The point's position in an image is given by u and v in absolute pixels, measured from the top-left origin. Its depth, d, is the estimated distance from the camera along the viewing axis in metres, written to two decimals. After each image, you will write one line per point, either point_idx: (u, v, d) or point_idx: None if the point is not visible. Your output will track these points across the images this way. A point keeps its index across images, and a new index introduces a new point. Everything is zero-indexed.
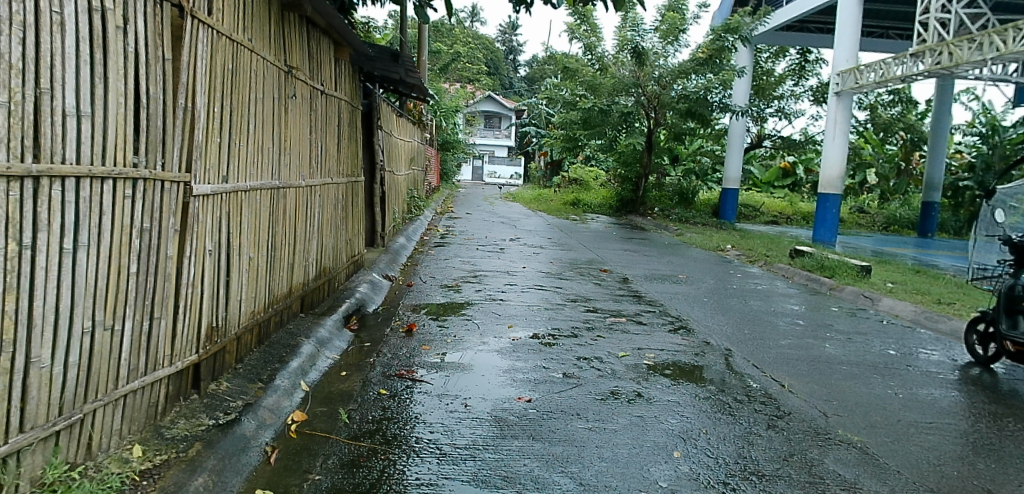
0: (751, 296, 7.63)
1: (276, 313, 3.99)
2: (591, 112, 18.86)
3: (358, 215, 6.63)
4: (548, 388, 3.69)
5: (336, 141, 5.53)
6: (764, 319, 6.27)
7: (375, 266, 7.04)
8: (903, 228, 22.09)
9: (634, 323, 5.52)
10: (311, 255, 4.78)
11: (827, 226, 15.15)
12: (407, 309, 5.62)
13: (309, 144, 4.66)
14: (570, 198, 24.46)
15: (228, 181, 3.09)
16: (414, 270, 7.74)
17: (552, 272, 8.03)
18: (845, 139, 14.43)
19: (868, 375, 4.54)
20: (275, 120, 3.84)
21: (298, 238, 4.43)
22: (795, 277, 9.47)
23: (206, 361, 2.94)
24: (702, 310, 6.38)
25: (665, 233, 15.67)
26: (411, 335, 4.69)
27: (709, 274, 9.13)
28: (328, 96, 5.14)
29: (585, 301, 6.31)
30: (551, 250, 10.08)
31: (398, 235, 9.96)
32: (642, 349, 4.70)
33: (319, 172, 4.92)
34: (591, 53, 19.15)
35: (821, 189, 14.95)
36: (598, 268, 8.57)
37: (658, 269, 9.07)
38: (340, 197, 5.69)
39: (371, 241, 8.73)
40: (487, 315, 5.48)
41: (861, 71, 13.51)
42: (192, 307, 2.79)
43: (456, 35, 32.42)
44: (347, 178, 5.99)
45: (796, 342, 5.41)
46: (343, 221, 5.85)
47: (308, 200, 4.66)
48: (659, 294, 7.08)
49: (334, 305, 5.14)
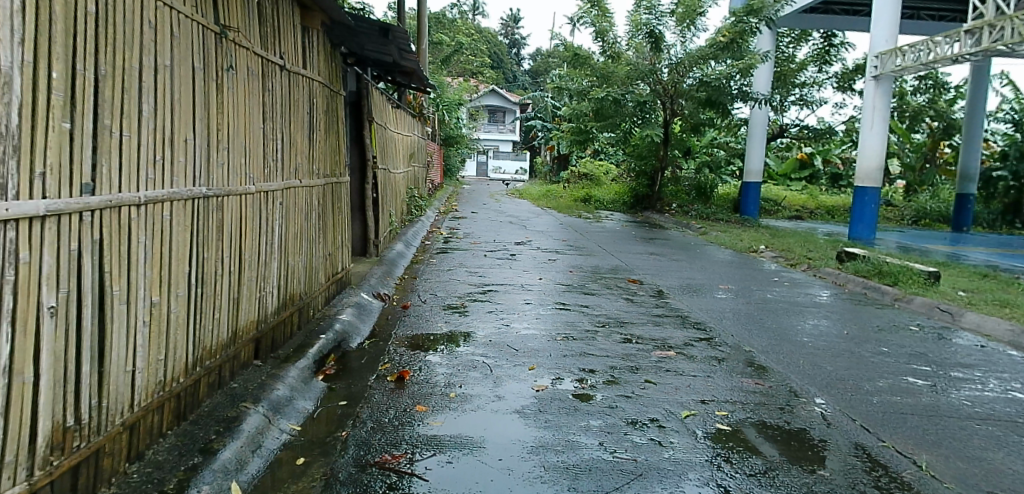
0: (810, 311, 6.46)
1: (209, 372, 2.86)
2: (604, 103, 17.60)
3: (342, 222, 5.47)
4: (596, 484, 2.53)
5: (307, 132, 4.36)
6: (839, 346, 5.09)
7: (363, 283, 5.87)
8: (934, 222, 20.84)
9: (687, 359, 4.36)
10: (269, 283, 3.63)
11: (865, 221, 13.91)
12: (400, 344, 4.46)
13: (263, 133, 3.49)
14: (580, 194, 23.29)
15: (93, 193, 1.95)
16: (412, 285, 6.61)
17: (574, 285, 6.88)
18: (884, 128, 13.16)
19: (1016, 440, 3.35)
20: (198, 101, 2.68)
21: (248, 262, 3.29)
22: (848, 285, 8.27)
23: (50, 483, 1.81)
24: (763, 335, 5.22)
25: (688, 231, 14.52)
26: (402, 389, 3.53)
27: (752, 283, 7.96)
28: (292, 74, 3.97)
29: (620, 327, 5.16)
30: (569, 256, 8.93)
31: (396, 240, 8.84)
32: (711, 403, 3.53)
33: (279, 171, 3.75)
34: (603, 39, 17.85)
35: (858, 182, 13.76)
36: (626, 279, 7.42)
37: (693, 278, 7.91)
38: (314, 203, 4.52)
39: (362, 249, 7.60)
40: (501, 351, 4.33)
41: (903, 51, 12.30)
42: (13, 404, 1.65)
43: (458, 26, 31.27)
44: (324, 178, 4.82)
45: (893, 382, 4.25)
46: (320, 232, 4.69)
47: (264, 210, 3.51)
48: (704, 312, 5.92)
49: (304, 344, 3.98)
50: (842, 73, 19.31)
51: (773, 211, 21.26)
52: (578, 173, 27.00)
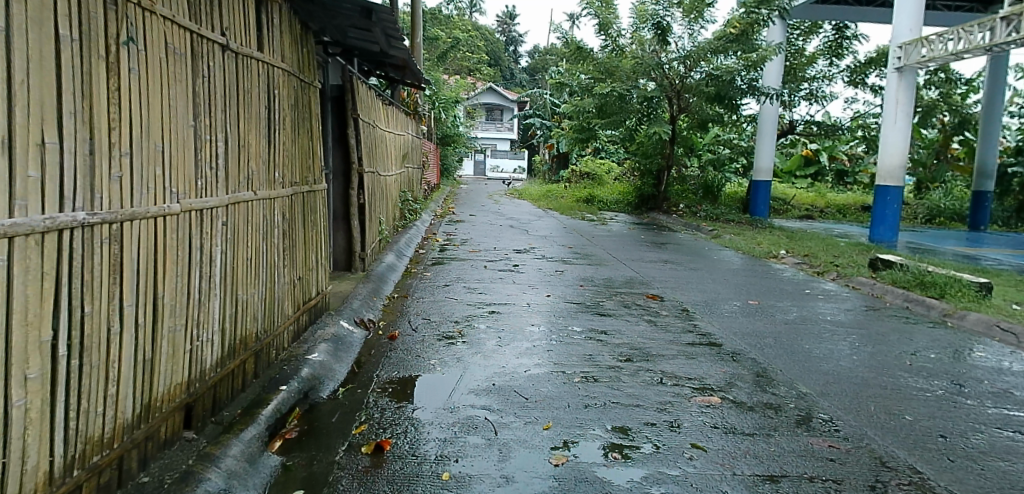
0: (857, 332, 5.64)
1: (97, 472, 2.01)
2: (608, 98, 16.78)
3: (317, 237, 4.63)
4: None
5: (265, 131, 3.49)
6: (909, 383, 4.26)
7: (344, 308, 5.03)
8: (949, 221, 20.08)
9: (736, 410, 3.55)
10: (206, 329, 2.78)
11: (886, 222, 13.13)
12: (381, 393, 3.62)
13: (195, 131, 2.62)
14: (582, 194, 22.50)
15: None
16: (402, 307, 5.78)
17: (587, 304, 6.06)
18: (908, 123, 12.34)
19: None
20: (67, 85, 1.81)
21: (168, 308, 2.43)
22: (887, 298, 7.45)
23: None
24: (816, 369, 4.40)
25: (698, 234, 13.73)
26: (379, 469, 2.70)
27: (781, 296, 7.17)
28: (239, 56, 3.10)
29: (646, 362, 4.35)
30: (577, 266, 8.11)
31: (387, 251, 8.03)
32: (781, 483, 2.71)
33: (223, 183, 2.91)
34: (607, 32, 17.11)
35: (879, 181, 12.95)
36: (643, 294, 6.60)
37: (718, 292, 7.10)
38: (275, 218, 3.67)
39: (347, 264, 6.73)
40: (507, 401, 3.50)
41: (931, 40, 11.50)
42: None
43: (454, 22, 30.46)
44: (290, 187, 3.97)
45: (992, 438, 3.42)
46: (284, 254, 3.84)
47: (196, 235, 2.64)
48: (741, 338, 5.11)
49: (257, 401, 3.15)
50: (854, 67, 18.59)
51: (783, 211, 20.49)
52: (579, 172, 26.08)
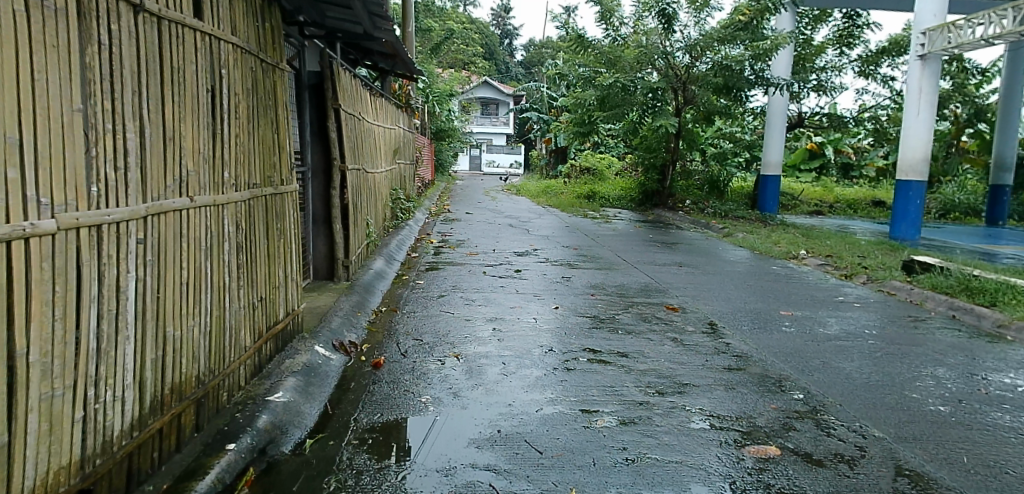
0: (911, 349, 4.94)
1: None
2: (611, 90, 15.99)
3: (285, 247, 3.88)
4: None
5: (207, 120, 2.74)
6: (996, 420, 3.55)
7: (320, 329, 4.30)
8: (963, 216, 19.46)
9: (802, 468, 2.84)
10: (109, 385, 2.04)
11: (908, 219, 12.47)
12: (356, 446, 2.89)
13: (85, 116, 1.88)
14: (582, 190, 21.80)
15: None
16: (389, 324, 5.04)
17: (602, 318, 5.34)
18: (931, 114, 11.65)
19: None
20: None
21: (36, 366, 1.72)
22: (928, 305, 6.77)
23: None
24: (883, 404, 3.69)
25: (709, 232, 13.05)
26: None
27: (814, 304, 6.47)
28: (163, 21, 2.34)
29: (681, 396, 3.63)
30: (586, 272, 7.40)
31: (376, 256, 7.30)
32: None
33: (137, 187, 2.16)
34: (608, 20, 16.39)
35: (900, 175, 12.27)
36: (663, 305, 5.89)
37: (743, 301, 6.40)
38: (224, 229, 2.91)
39: (329, 272, 5.99)
40: (518, 458, 2.78)
41: (958, 26, 10.77)
42: None
43: (448, 14, 29.68)
44: (247, 190, 3.22)
45: None
46: (238, 271, 3.09)
47: (88, 262, 1.91)
48: (783, 361, 4.40)
49: (192, 471, 2.41)
50: (866, 57, 17.89)
51: (791, 206, 19.83)
52: (579, 167, 25.35)
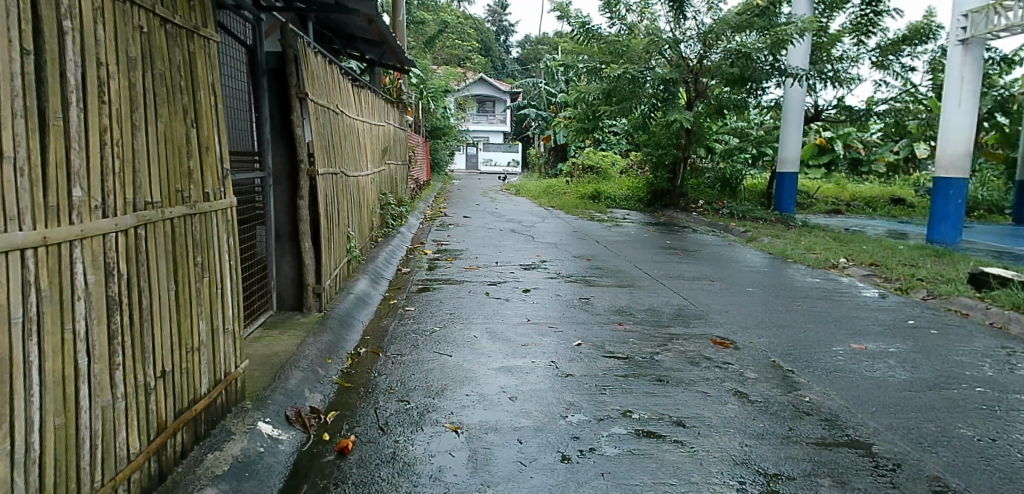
0: None
1: None
2: (619, 83, 14.75)
3: (210, 290, 2.72)
4: None
5: (23, 105, 1.63)
6: None
7: (269, 395, 3.16)
8: (989, 213, 18.36)
9: None
10: None
11: (949, 220, 11.38)
12: None
13: None
14: (586, 189, 20.73)
15: None
16: (367, 374, 3.90)
17: (639, 360, 4.23)
18: (974, 104, 10.53)
19: None
20: None
21: None
22: (1014, 328, 5.70)
23: None
24: None
25: (730, 236, 11.97)
26: None
27: (884, 331, 5.38)
28: None
29: None
30: (607, 290, 6.31)
31: (359, 275, 6.16)
32: None
33: None
34: (613, 8, 15.40)
35: (939, 171, 11.16)
36: (709, 339, 4.77)
37: (801, 329, 5.30)
38: (72, 276, 1.81)
39: (298, 301, 4.88)
40: None
41: (1006, 7, 9.64)
42: None
43: (443, 8, 28.61)
44: (127, 216, 2.09)
45: None
46: (110, 340, 1.98)
47: None
48: (891, 430, 3.29)
49: None
50: (885, 46, 16.70)
51: (807, 205, 18.76)
52: (581, 166, 24.24)
